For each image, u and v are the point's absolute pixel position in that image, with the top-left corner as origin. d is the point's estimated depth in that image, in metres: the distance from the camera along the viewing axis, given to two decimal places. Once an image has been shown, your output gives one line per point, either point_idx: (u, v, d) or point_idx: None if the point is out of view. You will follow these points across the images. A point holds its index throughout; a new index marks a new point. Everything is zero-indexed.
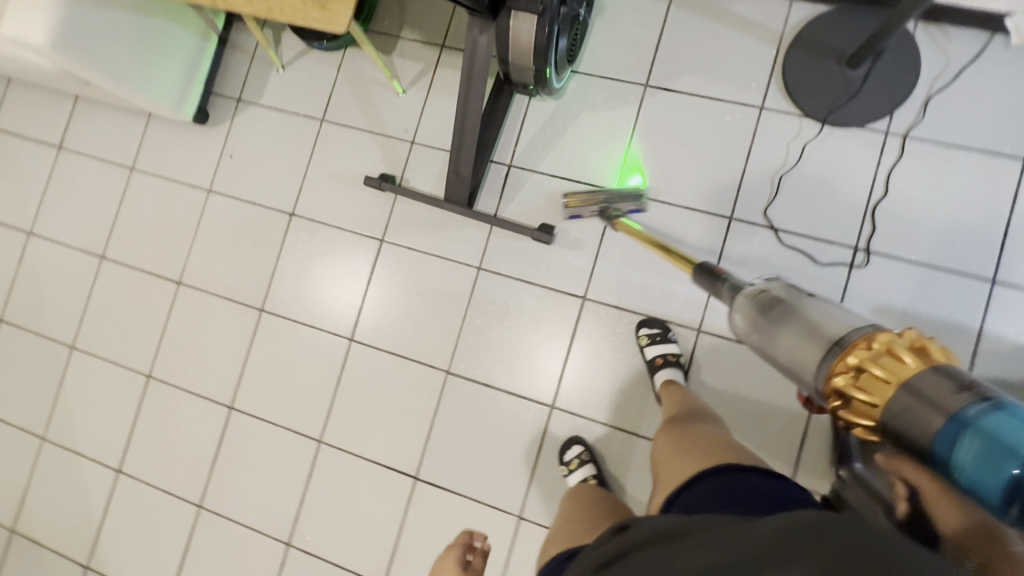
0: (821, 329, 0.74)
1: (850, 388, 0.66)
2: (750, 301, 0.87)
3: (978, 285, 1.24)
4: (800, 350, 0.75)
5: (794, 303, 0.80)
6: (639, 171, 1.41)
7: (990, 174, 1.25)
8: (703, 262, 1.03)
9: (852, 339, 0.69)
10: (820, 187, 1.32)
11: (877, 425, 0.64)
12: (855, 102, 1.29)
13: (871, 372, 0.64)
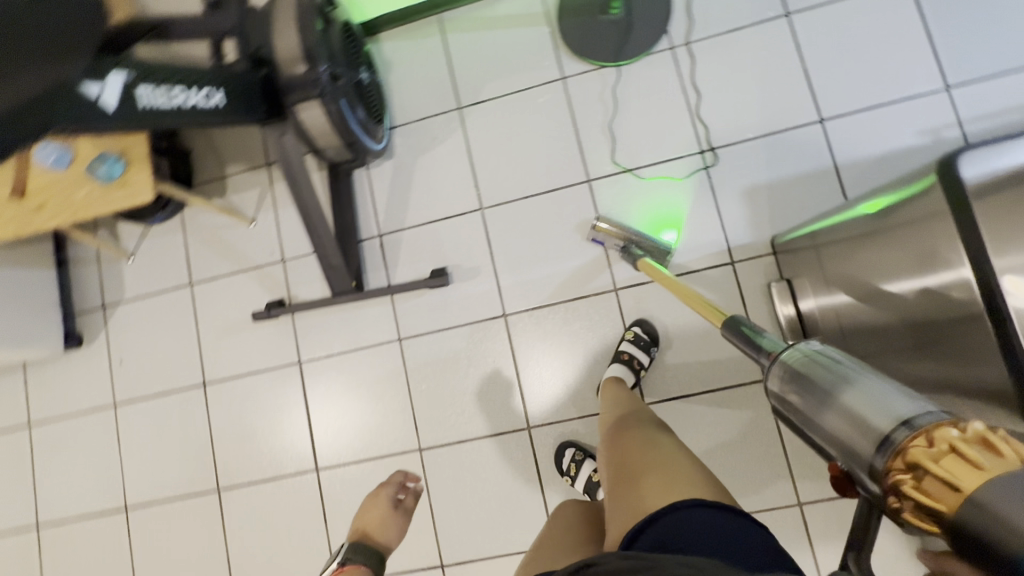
0: (877, 406, 0.65)
1: (919, 468, 0.57)
2: (790, 362, 0.80)
3: (813, 131, 1.34)
4: (851, 424, 0.67)
5: (844, 369, 0.73)
6: (674, 227, 1.37)
7: (769, 38, 1.37)
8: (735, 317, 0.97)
9: (921, 419, 0.61)
10: (645, 117, 1.40)
11: (946, 510, 0.55)
12: (633, 37, 1.40)
13: (959, 453, 0.55)
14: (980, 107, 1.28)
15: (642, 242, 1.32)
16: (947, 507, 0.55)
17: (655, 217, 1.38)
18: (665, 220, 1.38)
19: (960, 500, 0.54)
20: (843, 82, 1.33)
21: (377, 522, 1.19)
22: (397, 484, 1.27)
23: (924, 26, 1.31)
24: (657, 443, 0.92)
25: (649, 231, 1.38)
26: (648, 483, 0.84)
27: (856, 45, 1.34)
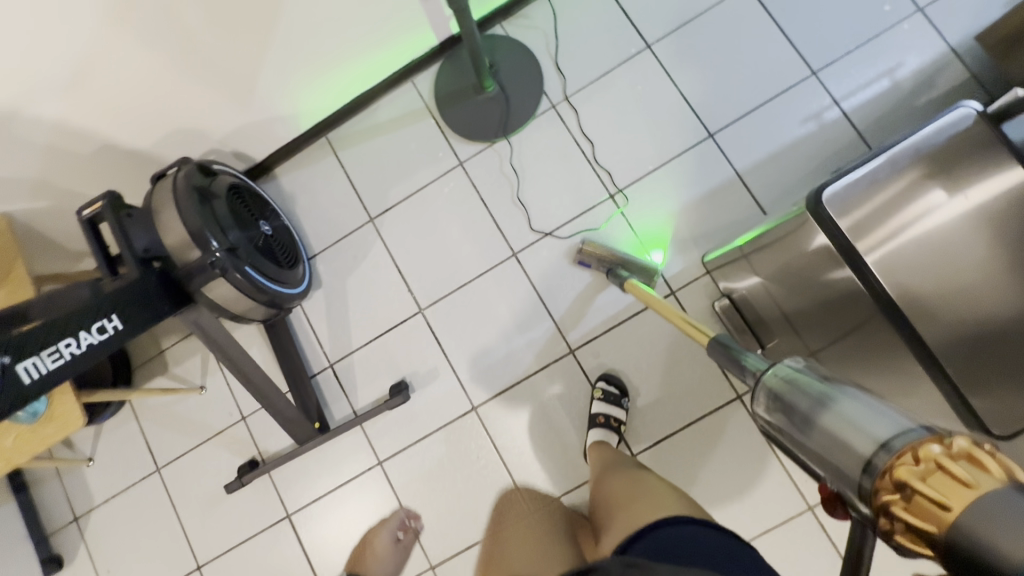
0: (860, 425, 0.55)
1: (907, 490, 0.47)
2: (771, 381, 0.69)
3: (707, 146, 1.37)
4: (834, 448, 0.56)
5: (826, 384, 0.62)
6: (662, 248, 1.37)
7: (639, 72, 1.41)
8: (720, 336, 0.92)
9: (907, 437, 0.50)
10: (548, 179, 1.43)
11: (940, 535, 0.45)
12: (514, 107, 1.43)
13: (951, 470, 0.46)
14: (849, 82, 1.33)
15: (630, 263, 1.31)
16: (937, 530, 0.46)
17: (640, 239, 1.38)
18: (651, 240, 1.37)
19: (952, 522, 0.45)
20: (719, 93, 1.38)
21: (376, 554, 1.35)
22: (399, 522, 1.38)
23: (775, 22, 1.37)
24: (641, 479, 1.02)
25: (637, 250, 1.37)
26: (635, 511, 0.92)
27: (720, 56, 1.38)
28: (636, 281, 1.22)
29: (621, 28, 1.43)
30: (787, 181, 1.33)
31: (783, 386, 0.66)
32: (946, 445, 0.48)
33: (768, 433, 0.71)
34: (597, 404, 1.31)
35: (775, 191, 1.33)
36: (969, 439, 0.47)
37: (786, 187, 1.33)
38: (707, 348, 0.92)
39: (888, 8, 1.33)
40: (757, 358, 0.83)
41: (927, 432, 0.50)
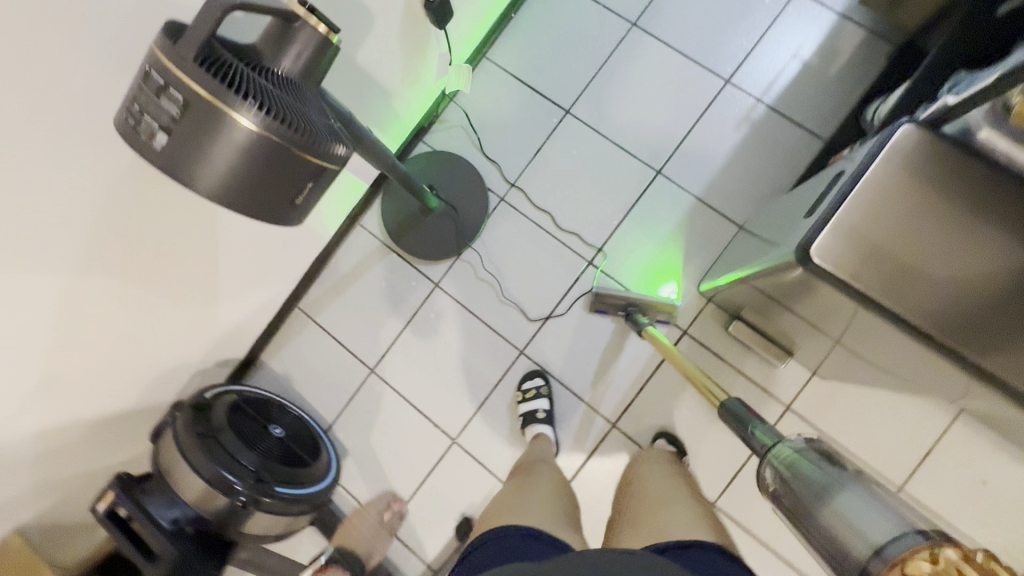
0: (858, 524, 0.55)
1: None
2: (776, 461, 0.71)
3: (658, 183, 1.39)
4: (833, 542, 0.57)
5: (827, 475, 0.64)
6: (673, 278, 1.36)
7: (567, 139, 1.43)
8: (729, 400, 0.92)
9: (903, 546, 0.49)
10: (526, 268, 1.42)
11: None
12: (467, 215, 1.43)
13: None
14: (762, 78, 1.36)
15: (646, 302, 1.31)
16: None
17: (646, 273, 1.38)
18: (657, 272, 1.37)
19: None
20: (651, 131, 1.40)
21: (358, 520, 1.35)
22: (383, 504, 1.39)
23: (673, 49, 1.40)
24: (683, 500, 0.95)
25: (644, 285, 1.37)
26: (676, 519, 0.88)
27: (637, 97, 1.41)
28: (653, 329, 1.21)
29: (535, 105, 1.45)
30: (745, 188, 1.35)
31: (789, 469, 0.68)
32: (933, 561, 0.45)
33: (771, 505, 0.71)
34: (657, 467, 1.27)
35: (739, 200, 1.35)
36: (961, 556, 0.44)
37: (747, 194, 1.35)
38: (718, 412, 0.91)
39: None
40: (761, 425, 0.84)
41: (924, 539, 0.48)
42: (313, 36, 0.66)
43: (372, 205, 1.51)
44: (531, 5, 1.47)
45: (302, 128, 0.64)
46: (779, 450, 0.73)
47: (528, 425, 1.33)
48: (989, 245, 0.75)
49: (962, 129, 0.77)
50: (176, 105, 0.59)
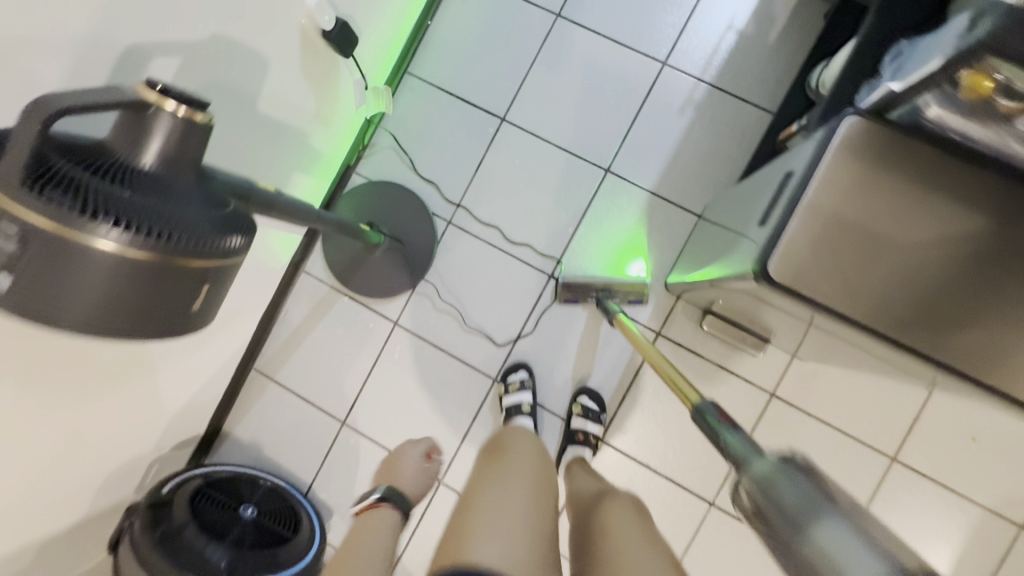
0: (846, 551, 0.44)
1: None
2: (750, 479, 0.60)
3: (608, 182, 1.32)
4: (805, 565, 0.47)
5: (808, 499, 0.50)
6: (640, 254, 1.30)
7: (507, 148, 1.35)
8: (705, 404, 0.85)
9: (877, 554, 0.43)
10: (485, 291, 1.35)
11: None
12: (415, 246, 1.35)
13: None
14: (700, 55, 1.29)
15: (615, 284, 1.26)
16: None
17: (614, 252, 1.31)
18: (625, 249, 1.30)
19: None
20: (593, 128, 1.32)
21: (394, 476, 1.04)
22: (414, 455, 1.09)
23: (603, 37, 1.32)
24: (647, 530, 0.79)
25: (612, 266, 1.31)
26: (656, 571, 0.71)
27: (574, 94, 1.33)
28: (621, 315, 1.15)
29: (468, 117, 1.36)
30: (698, 174, 1.29)
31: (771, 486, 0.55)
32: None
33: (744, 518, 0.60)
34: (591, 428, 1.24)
35: (693, 188, 1.29)
36: None
37: (701, 180, 1.29)
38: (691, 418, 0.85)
39: None
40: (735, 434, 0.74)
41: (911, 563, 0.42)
42: (173, 124, 0.56)
43: (315, 248, 1.41)
44: (447, 10, 1.37)
45: (176, 237, 0.55)
46: (752, 468, 0.62)
47: (510, 416, 1.25)
48: (933, 212, 0.70)
49: (909, 112, 0.70)
50: (14, 240, 0.50)
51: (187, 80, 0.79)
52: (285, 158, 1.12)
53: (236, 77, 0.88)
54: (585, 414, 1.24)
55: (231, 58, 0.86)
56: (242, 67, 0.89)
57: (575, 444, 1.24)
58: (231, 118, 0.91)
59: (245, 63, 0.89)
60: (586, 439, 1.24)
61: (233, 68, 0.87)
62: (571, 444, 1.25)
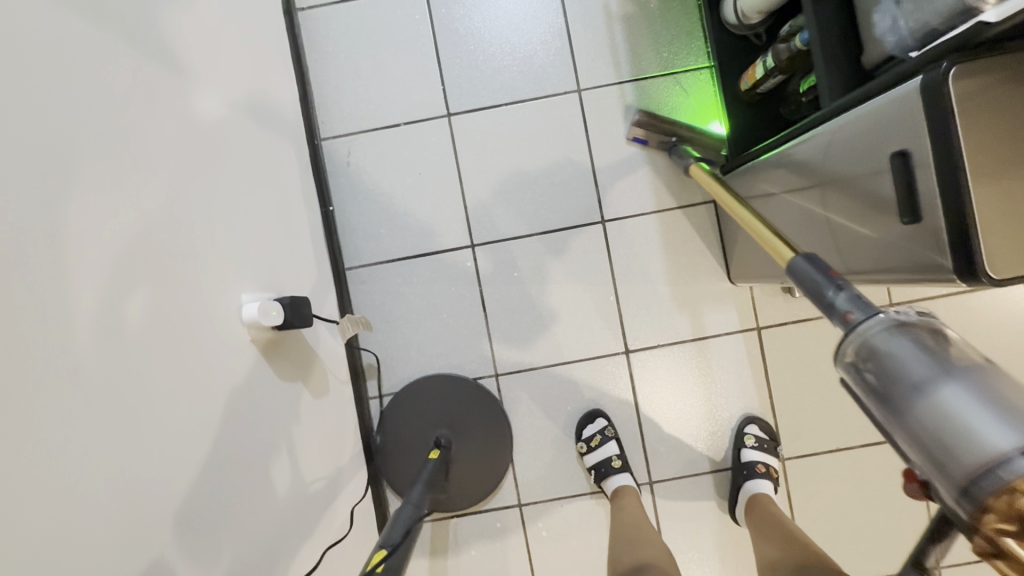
0: (969, 425, 0.41)
1: (999, 544, 0.40)
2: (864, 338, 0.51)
3: (611, 227, 1.19)
4: (936, 439, 0.43)
5: (903, 344, 0.48)
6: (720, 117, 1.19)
7: (497, 267, 1.19)
8: (804, 260, 0.62)
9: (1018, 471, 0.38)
10: (580, 409, 1.20)
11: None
12: (484, 422, 1.17)
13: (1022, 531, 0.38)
14: (604, 62, 1.18)
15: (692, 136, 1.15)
16: None
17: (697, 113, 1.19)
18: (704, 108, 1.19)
19: None
20: (561, 191, 1.19)
21: None
22: None
23: (504, 103, 1.19)
24: None
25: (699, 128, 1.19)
26: None
27: (518, 174, 1.19)
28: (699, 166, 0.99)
29: (439, 265, 1.19)
30: None
31: (875, 346, 0.49)
32: None
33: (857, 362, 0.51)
34: (766, 455, 1.14)
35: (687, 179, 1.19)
36: None
37: None
38: (792, 265, 0.64)
39: None
40: (817, 282, 0.60)
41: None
42: None
43: (389, 497, 1.19)
44: (339, 185, 1.19)
45: None
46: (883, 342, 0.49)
47: (603, 479, 1.14)
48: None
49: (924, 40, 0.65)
50: None
51: (169, 509, 0.59)
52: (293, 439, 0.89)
53: (222, 436, 0.70)
54: (760, 444, 1.15)
55: (198, 435, 0.66)
56: (219, 427, 0.70)
57: (756, 478, 1.12)
58: (239, 483, 0.72)
59: (220, 418, 0.70)
60: (767, 471, 1.13)
61: (212, 432, 0.68)
62: (750, 479, 1.12)
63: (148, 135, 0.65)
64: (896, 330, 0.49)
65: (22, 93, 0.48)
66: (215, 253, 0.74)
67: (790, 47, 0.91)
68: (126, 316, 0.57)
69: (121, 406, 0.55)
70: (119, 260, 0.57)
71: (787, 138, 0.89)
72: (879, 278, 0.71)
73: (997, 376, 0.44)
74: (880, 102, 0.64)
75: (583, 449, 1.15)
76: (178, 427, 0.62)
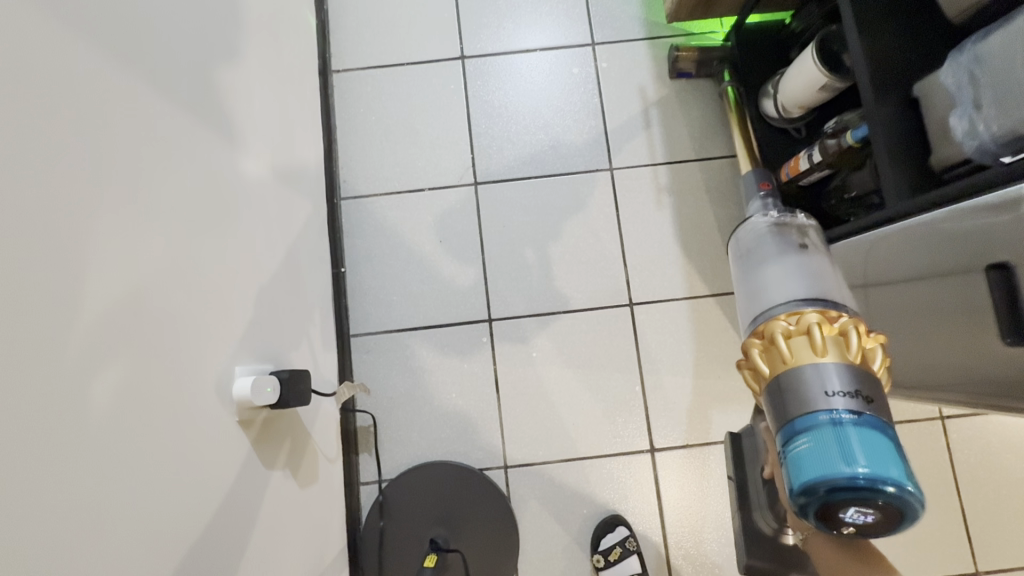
0: (769, 285, 0.42)
1: (748, 356, 0.40)
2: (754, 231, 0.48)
3: (639, 311, 1.11)
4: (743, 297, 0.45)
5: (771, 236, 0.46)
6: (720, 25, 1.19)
7: (513, 346, 1.10)
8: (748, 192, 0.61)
9: (786, 305, 0.40)
10: (597, 514, 1.05)
11: (776, 349, 0.38)
12: (488, 523, 1.02)
13: (773, 353, 0.38)
14: (637, 142, 1.16)
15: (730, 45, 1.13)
16: (785, 367, 0.37)
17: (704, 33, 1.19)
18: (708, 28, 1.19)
19: (797, 371, 0.37)
20: (586, 271, 1.12)
21: None
22: None
23: (533, 176, 1.15)
24: None
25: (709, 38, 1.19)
26: None
27: (543, 249, 1.13)
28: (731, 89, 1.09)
29: (451, 340, 1.10)
30: (718, 250, 1.13)
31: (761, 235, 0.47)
32: (814, 328, 0.37)
33: (755, 245, 0.46)
34: None
35: (720, 266, 1.13)
36: (817, 322, 0.37)
37: (726, 255, 1.13)
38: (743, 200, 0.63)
39: (578, 69, 1.19)
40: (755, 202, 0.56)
41: (819, 303, 0.39)
42: None
43: None
44: (354, 247, 1.13)
45: None
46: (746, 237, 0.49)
47: None
48: None
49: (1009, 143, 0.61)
50: None
51: None
52: (276, 539, 0.76)
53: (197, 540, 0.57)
54: None
55: (163, 551, 0.52)
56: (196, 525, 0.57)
57: None
58: None
59: (198, 517, 0.58)
60: None
61: (182, 544, 0.55)
62: None
63: (165, 187, 0.58)
64: (784, 224, 0.47)
65: (40, 128, 0.42)
66: (213, 316, 0.65)
67: (841, 142, 0.88)
68: (105, 398, 0.47)
69: (78, 517, 0.42)
70: (106, 331, 0.47)
71: (845, 233, 0.85)
72: (983, 395, 0.63)
73: (829, 266, 0.43)
74: (972, 205, 0.58)
75: (600, 565, 1.00)
76: (148, 537, 0.50)
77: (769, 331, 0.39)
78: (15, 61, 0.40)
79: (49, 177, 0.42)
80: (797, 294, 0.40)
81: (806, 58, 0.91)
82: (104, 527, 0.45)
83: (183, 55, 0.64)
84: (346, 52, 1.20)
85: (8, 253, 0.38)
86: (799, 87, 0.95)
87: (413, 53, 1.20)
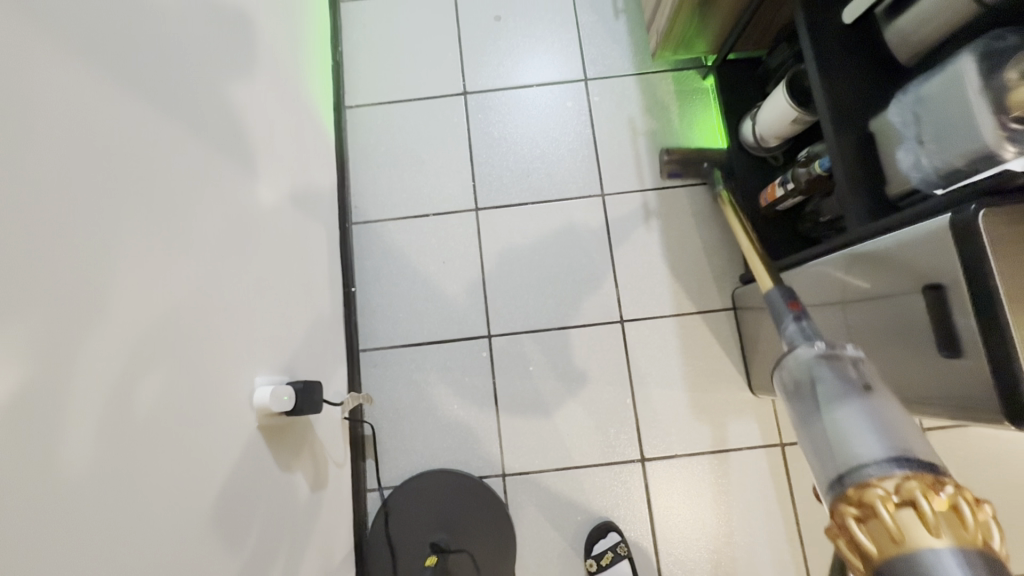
0: (849, 438, 0.46)
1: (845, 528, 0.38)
2: (802, 366, 0.55)
3: (630, 328, 1.18)
4: (819, 447, 0.48)
5: (826, 378, 0.52)
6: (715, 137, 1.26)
7: (511, 361, 1.17)
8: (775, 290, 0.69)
9: (873, 471, 0.42)
10: (590, 521, 1.11)
11: (878, 519, 0.37)
12: (487, 528, 1.08)
13: (874, 524, 0.37)
14: (628, 170, 1.24)
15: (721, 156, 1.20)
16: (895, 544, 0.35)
17: (699, 137, 1.26)
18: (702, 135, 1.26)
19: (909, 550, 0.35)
20: (579, 291, 1.20)
21: None
22: None
23: (530, 202, 1.24)
24: None
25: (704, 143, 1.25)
26: None
27: (539, 270, 1.21)
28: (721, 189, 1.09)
29: (454, 354, 1.18)
30: (704, 271, 1.20)
31: (811, 370, 0.54)
32: (915, 499, 0.37)
33: (812, 387, 0.52)
34: None
35: (707, 285, 1.19)
36: (917, 495, 0.37)
37: (712, 275, 1.20)
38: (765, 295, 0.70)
39: (572, 103, 1.28)
40: (795, 313, 0.64)
41: (911, 469, 0.41)
42: None
43: None
44: (364, 268, 1.22)
45: None
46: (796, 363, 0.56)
47: None
48: None
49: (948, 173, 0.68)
50: None
51: None
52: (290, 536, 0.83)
53: (223, 528, 0.65)
54: None
55: (196, 533, 0.60)
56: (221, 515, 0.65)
57: None
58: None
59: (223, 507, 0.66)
60: None
61: (210, 533, 0.62)
62: None
63: (200, 217, 0.67)
64: (837, 364, 0.53)
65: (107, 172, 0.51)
66: (238, 331, 0.74)
67: (810, 170, 0.95)
68: (152, 397, 0.55)
69: (132, 496, 0.50)
70: (153, 340, 0.56)
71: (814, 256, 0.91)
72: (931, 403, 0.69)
73: (900, 415, 0.47)
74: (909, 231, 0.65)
75: (592, 569, 1.05)
76: (182, 520, 0.57)
77: (865, 500, 0.39)
78: (91, 119, 0.49)
79: (111, 212, 0.51)
80: (883, 459, 0.42)
81: (779, 94, 0.99)
82: (150, 508, 0.53)
83: (217, 103, 0.74)
84: (358, 90, 1.31)
85: (82, 275, 0.47)
86: (773, 118, 1.02)
87: (419, 90, 1.30)
